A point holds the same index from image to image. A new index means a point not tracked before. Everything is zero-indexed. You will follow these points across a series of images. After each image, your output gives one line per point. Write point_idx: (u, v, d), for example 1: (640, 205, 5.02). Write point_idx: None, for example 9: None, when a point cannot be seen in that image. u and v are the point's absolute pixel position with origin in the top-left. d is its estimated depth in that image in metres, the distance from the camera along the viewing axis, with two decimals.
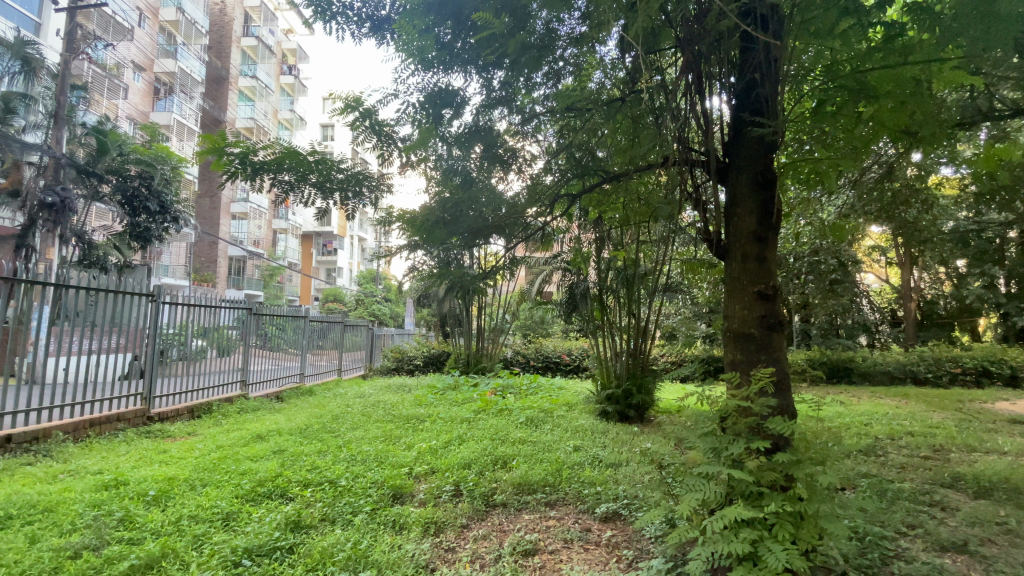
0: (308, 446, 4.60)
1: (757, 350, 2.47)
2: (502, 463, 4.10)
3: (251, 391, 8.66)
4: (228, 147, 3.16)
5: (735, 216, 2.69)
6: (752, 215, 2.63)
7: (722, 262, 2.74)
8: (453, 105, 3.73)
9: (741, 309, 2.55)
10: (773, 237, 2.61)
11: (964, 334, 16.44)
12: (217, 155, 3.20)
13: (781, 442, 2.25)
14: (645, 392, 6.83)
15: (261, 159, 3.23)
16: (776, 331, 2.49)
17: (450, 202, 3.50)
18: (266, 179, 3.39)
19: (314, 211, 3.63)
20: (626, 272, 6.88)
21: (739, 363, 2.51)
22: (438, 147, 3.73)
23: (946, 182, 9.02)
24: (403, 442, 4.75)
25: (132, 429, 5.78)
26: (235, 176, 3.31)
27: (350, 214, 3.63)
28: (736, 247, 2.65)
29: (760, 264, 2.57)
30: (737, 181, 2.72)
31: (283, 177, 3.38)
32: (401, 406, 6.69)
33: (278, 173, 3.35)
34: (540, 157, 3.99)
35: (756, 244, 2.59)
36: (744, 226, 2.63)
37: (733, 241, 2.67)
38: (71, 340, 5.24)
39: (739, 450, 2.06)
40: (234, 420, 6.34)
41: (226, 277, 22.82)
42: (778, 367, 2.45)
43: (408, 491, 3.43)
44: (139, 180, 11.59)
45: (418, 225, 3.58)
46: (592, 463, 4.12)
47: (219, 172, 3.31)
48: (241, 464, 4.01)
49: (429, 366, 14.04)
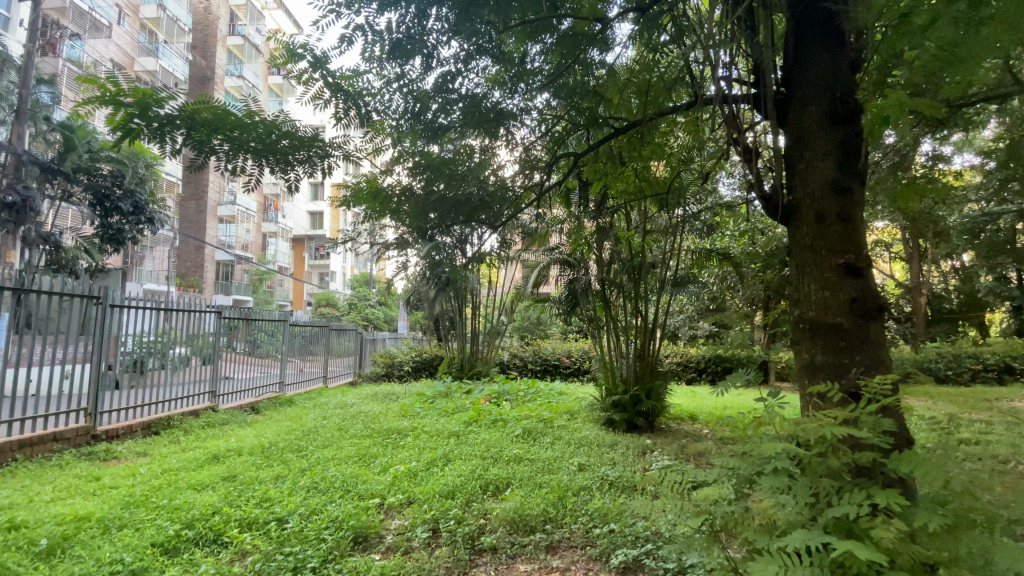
0: (266, 470, 3.93)
1: (847, 347, 1.90)
2: (493, 491, 3.42)
3: (221, 402, 7.74)
4: (123, 96, 2.39)
5: (802, 162, 2.12)
6: (828, 158, 2.04)
7: (789, 227, 2.15)
8: (422, 60, 3.01)
9: (819, 289, 1.98)
10: (858, 187, 2.03)
11: (974, 331, 15.91)
12: (114, 107, 2.43)
13: (895, 486, 1.66)
14: (656, 399, 6.14)
15: (175, 113, 2.47)
16: (872, 319, 1.91)
17: (425, 164, 2.97)
18: (180, 139, 2.63)
19: (248, 185, 2.93)
20: (633, 264, 6.20)
21: (822, 363, 1.94)
22: (411, 113, 3.10)
23: (964, 169, 8.52)
24: (378, 463, 4.07)
25: (72, 450, 4.94)
26: (143, 137, 2.57)
27: (296, 187, 2.97)
28: (806, 205, 2.07)
29: (846, 237, 1.98)
30: (804, 136, 2.11)
31: (204, 136, 2.60)
32: (384, 417, 6.00)
33: (203, 133, 2.59)
34: (531, 126, 3.38)
35: (838, 198, 2.00)
36: (818, 173, 2.05)
37: (804, 197, 2.08)
38: (36, 350, 4.75)
39: (847, 509, 1.46)
40: (195, 437, 5.64)
41: (213, 282, 22.12)
42: (879, 366, 1.87)
43: (375, 532, 2.77)
44: (110, 179, 11.04)
45: (375, 199, 2.93)
46: (601, 488, 3.47)
47: (114, 131, 2.54)
48: (176, 496, 3.34)
49: (420, 372, 13.32)
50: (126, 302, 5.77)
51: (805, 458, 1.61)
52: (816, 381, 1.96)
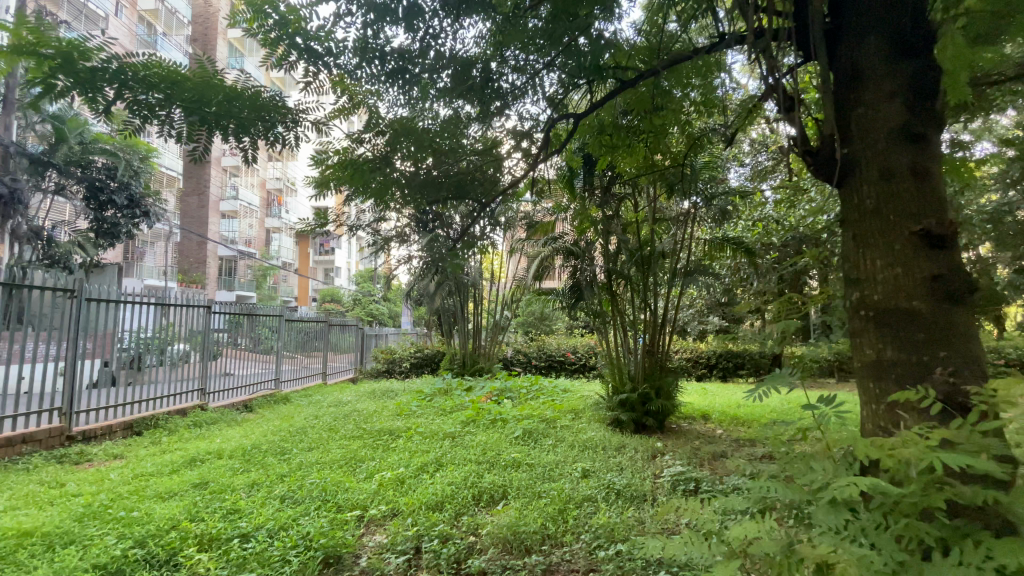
0: (243, 476, 3.63)
1: (927, 340, 1.62)
2: (486, 502, 3.10)
3: (212, 400, 7.40)
4: (41, 49, 2.00)
5: (862, 106, 1.83)
6: (895, 98, 1.75)
7: (844, 185, 1.87)
8: (404, 20, 2.67)
9: (883, 261, 1.71)
10: (934, 135, 1.74)
11: None
12: (30, 60, 2.05)
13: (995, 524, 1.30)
14: (666, 397, 5.80)
15: (106, 67, 2.11)
16: (956, 303, 1.62)
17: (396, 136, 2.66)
18: (112, 98, 2.26)
19: (196, 154, 2.61)
20: (642, 254, 5.86)
21: (893, 354, 1.68)
22: (390, 95, 2.89)
23: None
24: (364, 468, 3.74)
25: (44, 453, 4.66)
26: (68, 95, 2.20)
27: (252, 159, 2.66)
28: (865, 158, 1.79)
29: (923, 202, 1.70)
30: (858, 81, 1.85)
31: (143, 96, 2.27)
32: (378, 417, 5.70)
33: (139, 91, 2.24)
34: (536, 97, 3.15)
35: (909, 147, 1.72)
36: (882, 117, 1.76)
37: (862, 147, 1.80)
38: (29, 346, 4.68)
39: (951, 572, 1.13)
40: (179, 438, 5.37)
41: (217, 278, 21.94)
42: (963, 358, 1.59)
43: (349, 552, 2.47)
44: (104, 171, 10.75)
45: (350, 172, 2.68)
46: (606, 500, 3.15)
47: (34, 90, 2.18)
48: (137, 509, 3.04)
49: (422, 369, 13.02)
50: (124, 298, 5.73)
51: (893, 499, 1.29)
52: (888, 382, 1.70)
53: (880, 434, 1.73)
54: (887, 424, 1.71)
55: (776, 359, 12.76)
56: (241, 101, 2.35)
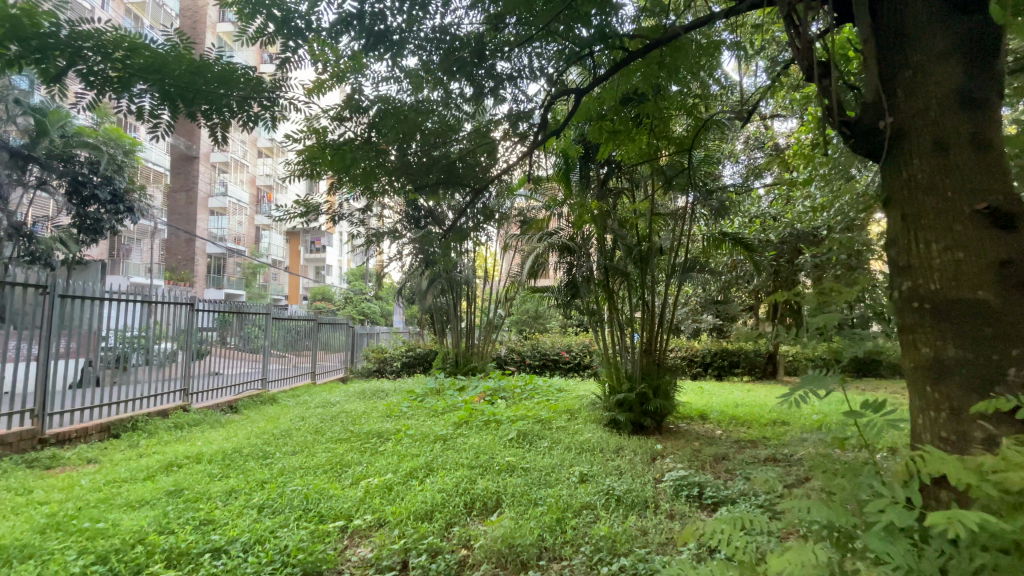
0: (222, 482, 3.42)
1: (994, 335, 1.52)
2: (480, 511, 2.93)
3: (195, 401, 7.13)
4: None
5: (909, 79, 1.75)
6: (953, 67, 1.66)
7: (895, 166, 1.78)
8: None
9: (938, 248, 1.62)
10: (993, 110, 1.64)
11: None
12: None
13: None
14: (664, 397, 5.64)
15: (55, 32, 1.91)
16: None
17: (378, 119, 2.62)
18: (66, 65, 2.03)
19: (157, 132, 2.43)
20: (639, 250, 5.70)
21: (957, 354, 1.57)
22: (376, 73, 2.67)
23: None
24: (350, 474, 3.54)
25: (13, 457, 4.41)
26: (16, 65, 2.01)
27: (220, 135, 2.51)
28: (914, 136, 1.72)
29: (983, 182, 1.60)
30: (904, 43, 1.78)
31: (99, 66, 2.07)
32: (367, 418, 5.49)
33: (96, 62, 2.06)
34: (538, 83, 3.00)
35: (968, 121, 1.63)
36: (938, 89, 1.68)
37: (911, 124, 1.72)
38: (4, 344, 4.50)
39: None
40: (159, 440, 5.14)
41: (205, 275, 21.56)
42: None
43: (331, 569, 2.29)
44: (86, 166, 10.42)
45: (333, 155, 2.62)
46: (606, 507, 2.99)
47: None
48: (104, 519, 2.82)
49: (413, 368, 12.81)
50: (108, 295, 5.57)
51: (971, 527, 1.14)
52: (948, 384, 1.59)
53: (944, 443, 1.61)
54: (959, 439, 1.57)
55: (771, 358, 12.66)
56: (210, 76, 2.18)
